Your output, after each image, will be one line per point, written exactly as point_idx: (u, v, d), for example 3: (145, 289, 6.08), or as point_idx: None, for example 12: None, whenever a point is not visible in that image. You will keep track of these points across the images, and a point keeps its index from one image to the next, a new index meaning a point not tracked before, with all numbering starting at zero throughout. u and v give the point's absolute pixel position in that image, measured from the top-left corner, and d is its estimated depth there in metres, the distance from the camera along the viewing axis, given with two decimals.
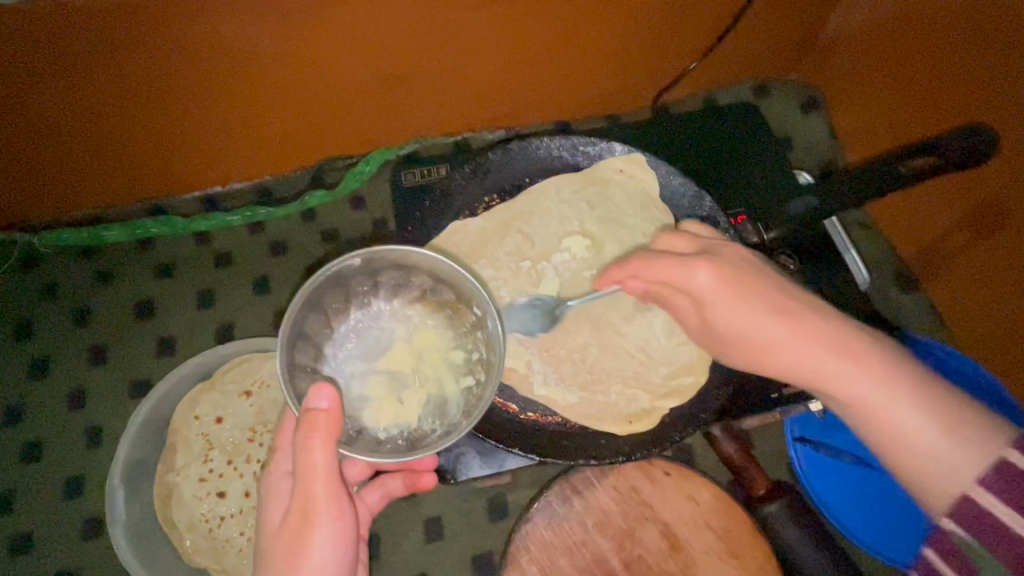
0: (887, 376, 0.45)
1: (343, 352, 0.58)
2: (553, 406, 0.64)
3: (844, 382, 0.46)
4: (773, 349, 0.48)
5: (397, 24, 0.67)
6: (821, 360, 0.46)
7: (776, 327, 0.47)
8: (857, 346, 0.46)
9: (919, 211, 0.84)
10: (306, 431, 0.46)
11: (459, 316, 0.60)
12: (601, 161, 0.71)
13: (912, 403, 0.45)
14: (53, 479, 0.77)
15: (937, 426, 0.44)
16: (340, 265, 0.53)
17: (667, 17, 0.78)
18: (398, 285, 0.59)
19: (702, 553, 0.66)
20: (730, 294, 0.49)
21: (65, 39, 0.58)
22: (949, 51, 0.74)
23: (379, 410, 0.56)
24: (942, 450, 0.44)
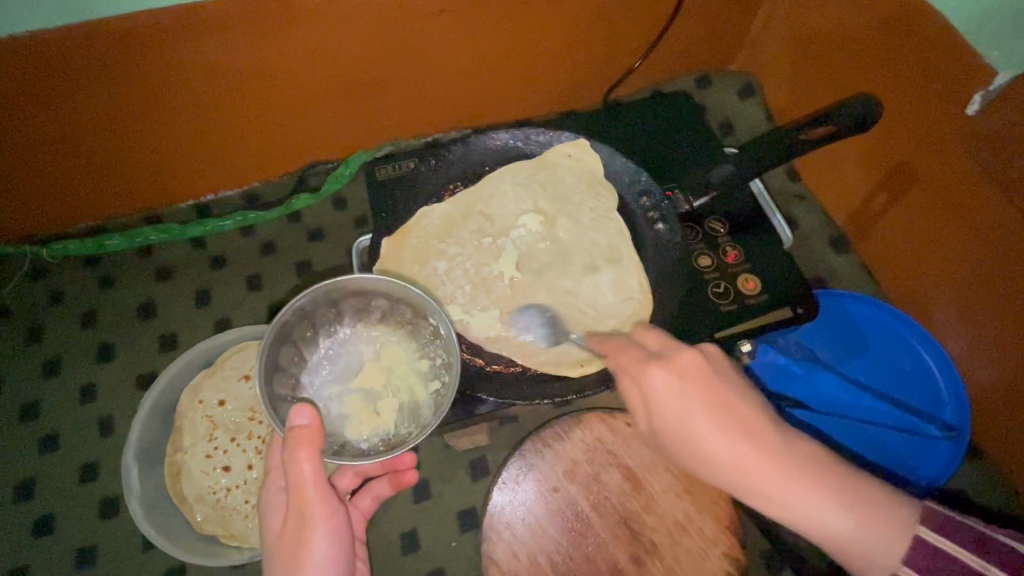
0: (821, 491, 0.50)
1: (318, 379, 0.66)
2: (515, 357, 0.67)
3: (780, 498, 0.50)
4: (726, 463, 0.51)
5: (355, 27, 0.77)
6: (754, 475, 0.50)
7: (715, 440, 0.51)
8: (790, 459, 0.50)
9: (841, 175, 0.93)
10: (293, 445, 0.53)
11: (418, 329, 0.67)
12: (551, 148, 0.76)
13: (843, 510, 0.50)
14: (71, 467, 0.84)
15: (872, 530, 0.50)
16: (301, 301, 0.60)
17: (601, 15, 0.88)
18: (359, 310, 0.66)
19: (661, 490, 0.73)
20: (673, 396, 0.52)
21: (73, 53, 0.69)
22: (849, 31, 0.84)
23: (359, 424, 0.64)
24: (869, 551, 0.50)
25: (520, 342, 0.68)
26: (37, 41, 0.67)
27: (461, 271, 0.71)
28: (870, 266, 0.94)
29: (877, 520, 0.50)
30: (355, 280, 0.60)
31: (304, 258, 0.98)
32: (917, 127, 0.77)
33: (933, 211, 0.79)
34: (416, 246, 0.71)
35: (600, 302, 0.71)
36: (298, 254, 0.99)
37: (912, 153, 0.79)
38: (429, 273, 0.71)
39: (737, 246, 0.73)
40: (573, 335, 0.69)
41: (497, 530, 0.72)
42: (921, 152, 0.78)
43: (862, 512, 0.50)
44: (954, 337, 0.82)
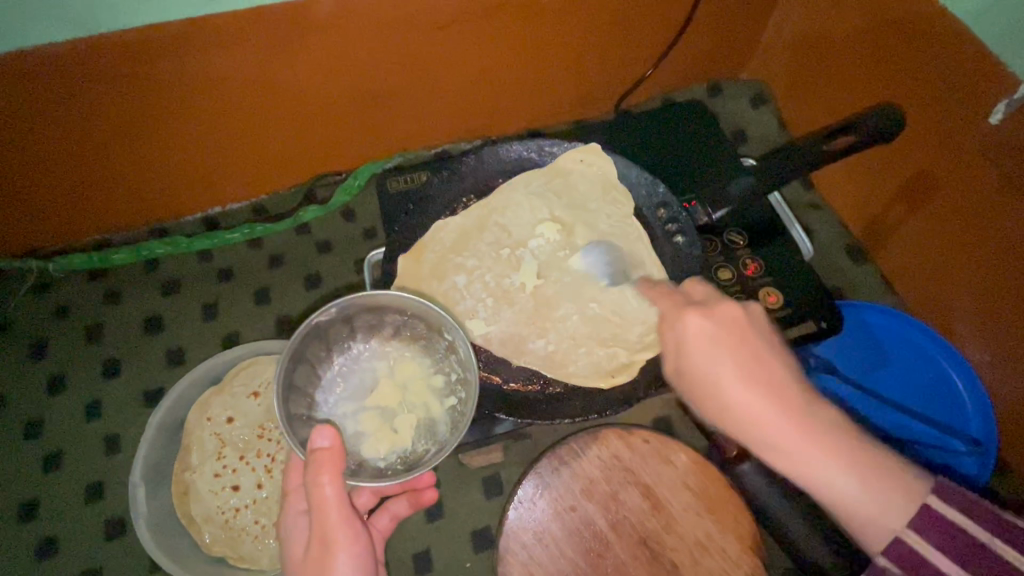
0: (831, 445, 0.47)
1: (332, 397, 0.63)
2: (543, 371, 0.66)
3: (808, 464, 0.47)
4: (748, 422, 0.48)
5: (363, 38, 0.76)
6: (769, 424, 0.47)
7: (735, 386, 0.49)
8: (807, 413, 0.48)
9: (856, 185, 0.92)
10: (314, 468, 0.52)
11: (432, 344, 0.65)
12: (561, 156, 0.75)
13: (850, 471, 0.46)
14: (76, 485, 0.83)
15: (874, 492, 0.46)
16: (316, 319, 0.59)
17: (612, 25, 0.87)
18: (372, 326, 0.64)
19: (681, 509, 0.71)
20: (706, 345, 0.50)
21: (75, 67, 0.69)
22: (861, 39, 0.83)
23: (375, 442, 0.62)
24: (869, 513, 0.46)
25: (546, 355, 0.67)
26: (41, 56, 0.67)
27: (478, 285, 0.70)
28: (888, 277, 0.92)
29: (888, 488, 0.46)
30: (371, 295, 0.59)
31: (312, 271, 0.97)
32: (937, 136, 0.76)
33: (954, 221, 0.77)
34: (433, 261, 0.70)
35: (625, 309, 0.69)
36: (306, 267, 0.97)
37: (931, 162, 0.78)
38: (444, 288, 0.69)
39: (757, 258, 0.71)
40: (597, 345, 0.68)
41: (513, 552, 0.70)
42: (942, 162, 0.77)
43: (868, 474, 0.47)
44: (977, 348, 0.81)
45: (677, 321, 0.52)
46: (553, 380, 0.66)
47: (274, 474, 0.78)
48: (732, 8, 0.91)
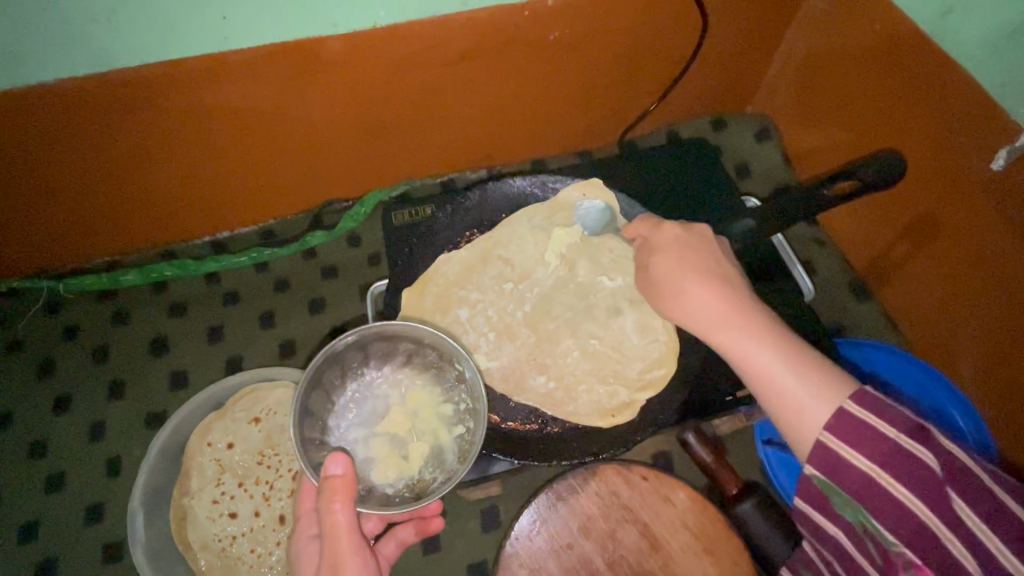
0: (768, 338, 0.49)
1: (344, 422, 0.63)
2: (544, 408, 0.66)
3: (738, 342, 0.49)
4: (687, 298, 0.53)
5: (371, 72, 0.78)
6: (716, 310, 0.51)
7: (691, 278, 0.54)
8: (749, 312, 0.50)
9: (860, 223, 0.92)
10: (328, 496, 0.52)
11: (444, 372, 0.65)
12: (562, 191, 0.75)
13: (787, 367, 0.47)
14: (76, 507, 0.83)
15: (802, 383, 0.46)
16: (332, 344, 0.59)
17: (618, 60, 0.89)
18: (386, 353, 0.64)
19: (680, 550, 0.71)
20: (674, 251, 0.56)
21: (96, 101, 0.71)
22: (866, 78, 0.84)
23: (384, 468, 0.61)
24: (802, 401, 0.45)
25: (547, 392, 0.67)
26: (62, 91, 0.69)
27: (482, 318, 0.71)
28: (891, 314, 0.92)
29: (821, 384, 0.45)
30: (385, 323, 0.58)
31: (317, 296, 0.98)
32: (940, 179, 0.77)
33: (960, 264, 0.77)
34: (435, 293, 0.71)
35: (625, 345, 0.69)
36: (312, 292, 0.98)
37: (936, 204, 0.78)
38: (445, 322, 0.70)
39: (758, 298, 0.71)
40: (598, 382, 0.68)
41: None
42: (946, 204, 0.77)
43: (803, 370, 0.46)
44: (981, 391, 0.80)
45: (655, 234, 0.59)
46: (552, 418, 0.66)
47: (272, 502, 0.79)
48: (736, 45, 0.93)
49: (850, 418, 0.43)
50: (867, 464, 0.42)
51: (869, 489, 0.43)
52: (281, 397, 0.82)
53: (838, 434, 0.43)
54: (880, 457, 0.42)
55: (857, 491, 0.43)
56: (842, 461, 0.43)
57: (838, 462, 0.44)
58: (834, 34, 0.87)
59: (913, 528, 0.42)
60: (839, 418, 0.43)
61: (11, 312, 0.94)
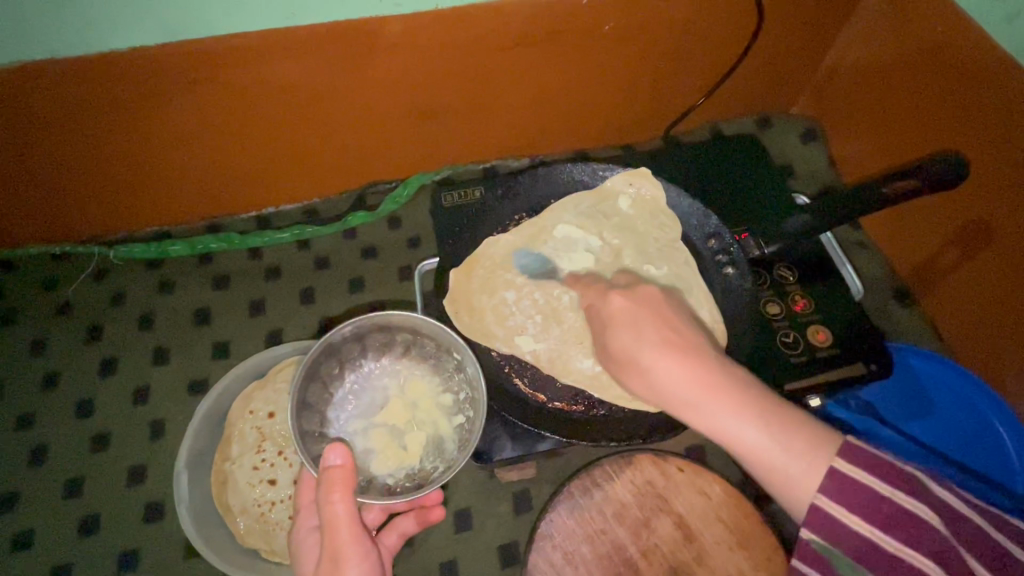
0: (742, 407, 0.48)
1: (343, 414, 0.71)
2: (590, 391, 0.66)
3: (718, 423, 0.48)
4: (650, 373, 0.50)
5: (423, 54, 0.79)
6: (687, 388, 0.49)
7: (650, 350, 0.50)
8: (721, 378, 0.49)
9: (907, 229, 0.91)
10: (326, 486, 0.57)
11: (442, 362, 0.72)
12: (609, 179, 0.76)
13: (774, 438, 0.47)
14: (119, 467, 0.85)
15: (790, 453, 0.47)
16: (326, 340, 0.67)
17: (669, 54, 0.89)
18: (382, 345, 0.72)
19: (714, 542, 0.71)
20: (627, 313, 0.53)
21: (157, 75, 0.73)
22: (922, 82, 0.83)
23: (385, 459, 0.69)
24: (793, 471, 0.47)
25: (593, 375, 0.67)
26: (124, 63, 0.71)
27: (529, 301, 0.71)
28: (935, 322, 0.90)
29: (807, 446, 0.47)
30: (380, 318, 0.67)
31: (357, 275, 0.99)
32: (995, 186, 0.75)
33: (1012, 272, 0.76)
34: (483, 275, 0.72)
35: None
36: (351, 271, 1.00)
37: (989, 211, 0.77)
38: (492, 302, 0.71)
39: (806, 296, 0.71)
40: None
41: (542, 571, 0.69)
42: (1000, 211, 0.76)
43: (784, 434, 0.48)
44: None
45: (602, 301, 0.56)
46: (597, 401, 0.66)
47: None
48: (789, 43, 0.92)
49: (836, 476, 0.46)
50: (866, 526, 0.46)
51: (873, 552, 0.45)
52: None
53: (837, 498, 0.46)
54: (881, 518, 0.45)
55: (860, 556, 0.46)
56: (839, 520, 0.46)
57: (837, 525, 0.46)
58: (890, 35, 0.86)
59: (867, 548, 0.46)
60: (832, 480, 0.46)
61: (62, 276, 0.97)
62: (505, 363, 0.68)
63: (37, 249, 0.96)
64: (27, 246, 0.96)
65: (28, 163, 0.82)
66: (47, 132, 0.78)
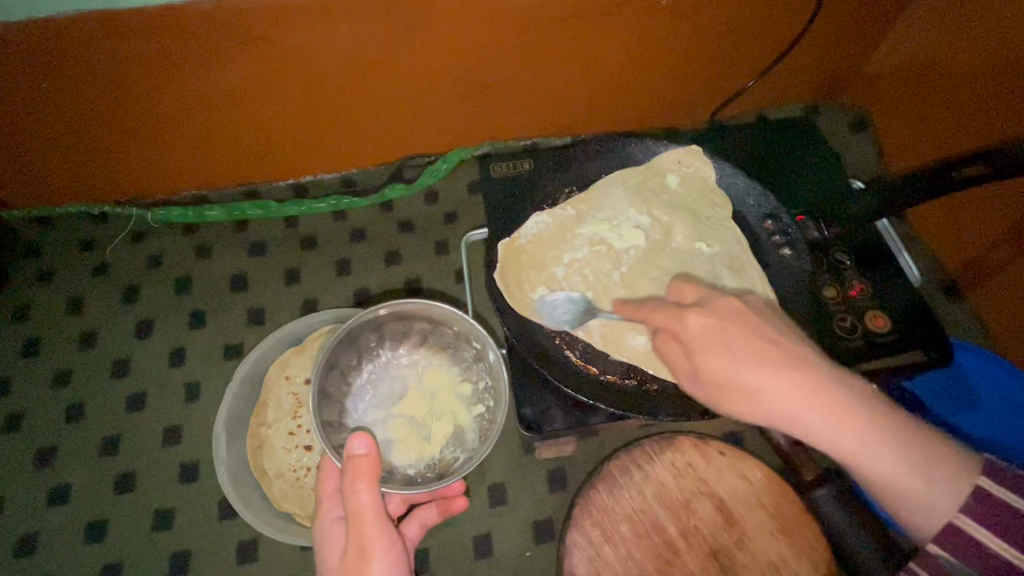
0: (870, 429, 0.48)
1: (362, 404, 0.71)
2: (644, 367, 0.64)
3: (853, 447, 0.48)
4: (763, 399, 0.48)
5: (473, 24, 0.77)
6: (811, 411, 0.47)
7: (758, 375, 0.48)
8: (844, 402, 0.48)
9: (960, 218, 0.88)
10: (352, 475, 0.56)
11: (460, 352, 0.73)
12: (660, 155, 0.75)
13: (908, 460, 0.49)
14: (154, 428, 0.86)
15: (925, 473, 0.49)
16: (346, 328, 0.68)
17: (724, 35, 0.87)
18: (400, 334, 0.73)
19: (755, 527, 0.70)
20: (718, 343, 0.50)
21: (206, 35, 0.72)
22: (982, 73, 0.81)
23: (405, 449, 0.69)
24: (923, 492, 0.49)
25: (646, 352, 0.65)
26: (176, 22, 0.70)
27: (580, 277, 0.70)
28: (982, 319, 0.89)
29: (940, 465, 0.49)
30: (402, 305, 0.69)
31: (393, 248, 0.99)
32: None
33: None
34: (532, 250, 0.70)
35: None
36: (388, 244, 0.99)
37: None
38: (540, 275, 0.69)
39: (863, 279, 0.70)
40: None
41: (580, 548, 0.69)
42: None
43: (909, 453, 0.49)
44: None
45: (682, 323, 0.51)
46: (651, 377, 0.65)
47: None
48: (844, 29, 0.90)
49: (983, 497, 0.48)
50: (994, 540, 0.47)
51: (1004, 569, 0.46)
52: None
53: (981, 517, 0.47)
54: (1004, 529, 0.47)
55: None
56: (964, 532, 0.48)
57: (978, 545, 0.47)
58: (954, 23, 0.83)
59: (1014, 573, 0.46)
60: (979, 501, 0.48)
61: (101, 236, 0.97)
62: (557, 335, 0.66)
63: (75, 208, 0.96)
64: (66, 206, 0.96)
65: (69, 119, 0.81)
66: (92, 89, 0.77)
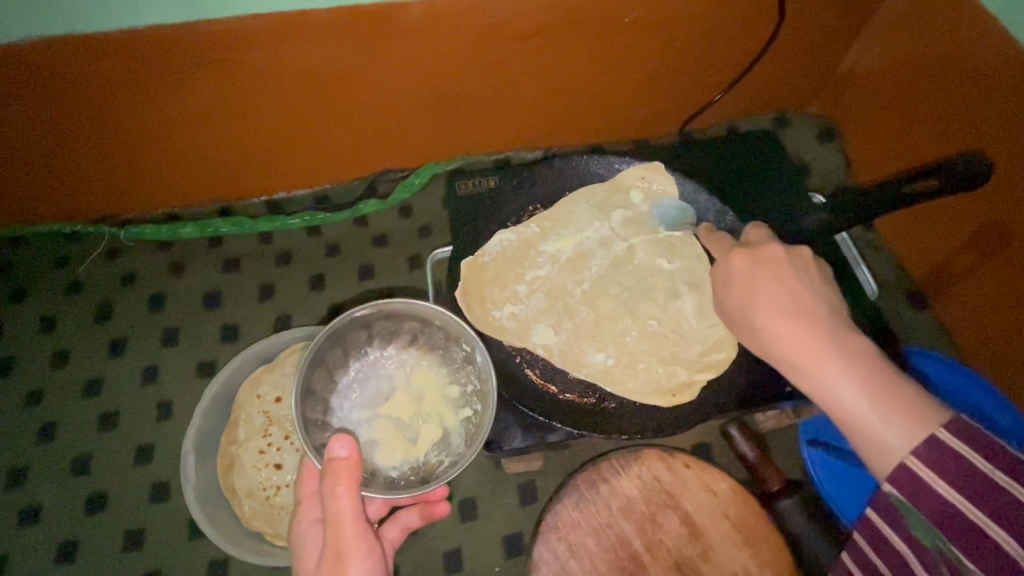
0: (846, 368, 0.47)
1: (347, 403, 0.66)
2: (603, 386, 0.66)
3: (816, 381, 0.48)
4: (754, 328, 0.52)
5: (439, 43, 0.78)
6: (792, 339, 0.49)
7: (760, 309, 0.51)
8: (837, 342, 0.48)
9: (923, 228, 0.90)
10: (332, 478, 0.55)
11: (450, 353, 0.68)
12: (623, 171, 0.76)
13: (873, 407, 0.45)
14: (126, 447, 0.86)
15: (891, 422, 0.44)
16: (334, 324, 0.61)
17: (689, 50, 0.88)
18: (389, 333, 0.67)
19: (719, 539, 0.70)
20: (743, 277, 0.54)
21: (176, 57, 0.73)
22: (943, 85, 0.82)
23: (389, 451, 0.65)
24: (880, 437, 0.44)
25: (605, 369, 0.67)
26: (145, 45, 0.70)
27: (542, 294, 0.71)
28: (946, 327, 0.90)
29: (907, 417, 0.44)
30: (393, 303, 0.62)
31: (367, 263, 0.99)
32: (1008, 194, 0.75)
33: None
34: (495, 267, 0.71)
35: (683, 327, 0.69)
36: (361, 258, 0.99)
37: (1006, 217, 0.76)
38: (504, 294, 0.70)
39: None
40: (654, 362, 0.67)
41: (547, 563, 0.69)
42: (1017, 218, 0.75)
43: (891, 404, 0.45)
44: None
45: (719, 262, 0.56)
46: (610, 394, 0.66)
47: None
48: (809, 42, 0.92)
49: (935, 444, 0.42)
50: (941, 484, 0.41)
51: (971, 537, 0.40)
52: None
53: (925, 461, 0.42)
54: (966, 484, 0.40)
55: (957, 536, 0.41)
56: (930, 491, 0.42)
57: (927, 492, 0.42)
58: (912, 38, 0.84)
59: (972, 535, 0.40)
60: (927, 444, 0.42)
61: (74, 255, 0.97)
62: (518, 354, 0.67)
63: (48, 227, 0.96)
64: (38, 224, 0.96)
65: (35, 138, 0.81)
66: (58, 108, 0.77)
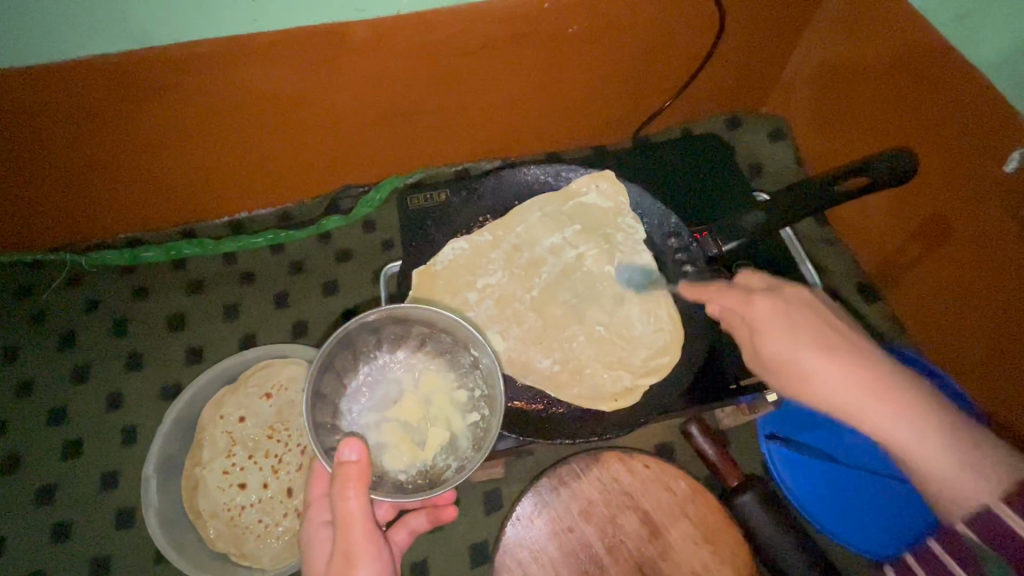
0: (908, 415, 0.48)
1: (357, 406, 0.63)
2: (550, 391, 0.67)
3: (887, 438, 0.48)
4: (810, 380, 0.51)
5: (388, 61, 0.80)
6: (849, 391, 0.49)
7: (811, 357, 0.51)
8: (901, 399, 0.48)
9: (870, 222, 0.92)
10: (341, 481, 0.53)
11: (459, 358, 0.65)
12: (573, 179, 0.77)
13: (943, 456, 0.47)
14: (91, 474, 0.86)
15: (968, 467, 0.46)
16: (348, 327, 0.58)
17: (635, 59, 0.90)
18: (399, 338, 0.64)
19: (679, 538, 0.71)
20: (778, 323, 0.53)
21: (127, 80, 0.73)
22: (884, 83, 0.83)
23: (398, 453, 0.61)
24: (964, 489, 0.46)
25: (551, 374, 0.68)
26: (95, 70, 0.71)
27: (491, 301, 0.72)
28: (898, 316, 0.92)
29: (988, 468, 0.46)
30: (404, 310, 0.59)
31: (332, 279, 1.00)
32: (950, 187, 0.77)
33: (972, 263, 0.77)
34: (447, 275, 0.72)
35: (631, 332, 0.71)
36: (325, 274, 1.00)
37: (950, 209, 0.78)
38: (450, 303, 0.71)
39: None
40: (600, 367, 0.69)
41: (509, 568, 0.70)
42: (959, 209, 0.77)
43: (960, 452, 0.47)
44: (983, 389, 0.81)
45: (745, 303, 0.55)
46: (556, 400, 0.68)
47: (280, 475, 0.81)
48: (754, 46, 0.93)
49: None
50: None
51: None
52: (293, 373, 0.85)
53: None
54: None
55: None
56: None
57: None
58: (851, 38, 0.86)
59: None
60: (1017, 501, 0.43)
61: (37, 284, 0.97)
62: None
63: (9, 258, 0.96)
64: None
65: None
66: (17, 137, 0.78)
